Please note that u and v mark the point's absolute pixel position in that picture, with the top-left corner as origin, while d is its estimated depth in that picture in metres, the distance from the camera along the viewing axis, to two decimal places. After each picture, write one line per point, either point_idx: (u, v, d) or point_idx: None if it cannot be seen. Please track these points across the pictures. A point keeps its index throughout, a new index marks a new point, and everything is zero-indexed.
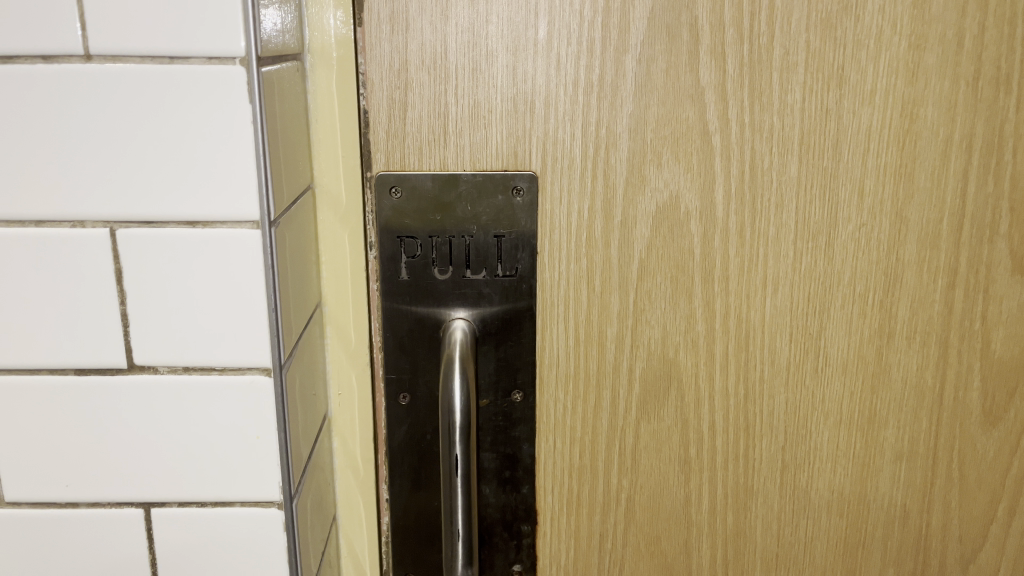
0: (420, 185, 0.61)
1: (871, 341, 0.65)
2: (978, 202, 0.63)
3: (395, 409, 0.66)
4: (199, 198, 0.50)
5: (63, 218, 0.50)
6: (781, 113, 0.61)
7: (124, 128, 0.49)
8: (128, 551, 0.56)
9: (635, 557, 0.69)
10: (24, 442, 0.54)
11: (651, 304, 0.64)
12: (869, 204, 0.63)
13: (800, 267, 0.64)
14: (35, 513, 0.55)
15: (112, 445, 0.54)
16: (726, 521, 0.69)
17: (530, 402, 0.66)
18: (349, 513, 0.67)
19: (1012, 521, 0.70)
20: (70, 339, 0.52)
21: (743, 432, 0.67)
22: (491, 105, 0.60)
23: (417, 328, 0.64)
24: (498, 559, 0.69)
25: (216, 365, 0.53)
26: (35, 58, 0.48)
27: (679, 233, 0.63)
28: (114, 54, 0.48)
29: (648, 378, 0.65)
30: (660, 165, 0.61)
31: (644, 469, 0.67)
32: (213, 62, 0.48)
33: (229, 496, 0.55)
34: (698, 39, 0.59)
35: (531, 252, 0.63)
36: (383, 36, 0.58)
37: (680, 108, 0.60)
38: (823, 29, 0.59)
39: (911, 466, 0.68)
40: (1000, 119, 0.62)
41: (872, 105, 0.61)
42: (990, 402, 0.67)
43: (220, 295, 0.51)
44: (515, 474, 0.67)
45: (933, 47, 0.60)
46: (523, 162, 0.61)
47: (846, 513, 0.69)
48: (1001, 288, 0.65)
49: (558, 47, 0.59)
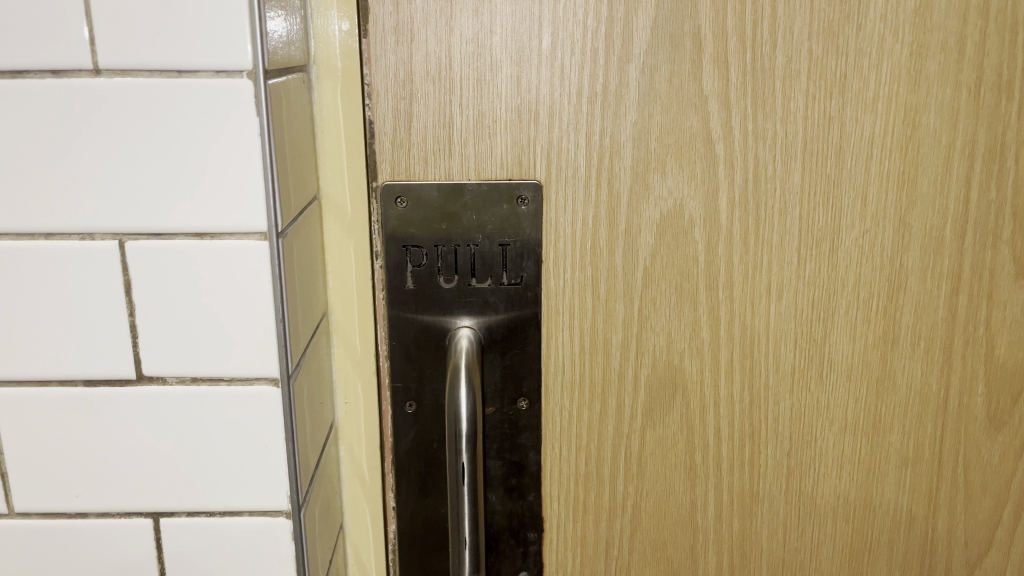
0: (425, 195, 0.62)
1: (876, 346, 0.65)
2: (981, 208, 0.63)
3: (402, 418, 0.66)
4: (207, 210, 0.50)
5: (72, 230, 0.50)
6: (784, 121, 0.61)
7: (132, 141, 0.49)
8: (136, 560, 0.56)
9: (641, 563, 0.69)
10: (33, 453, 0.54)
11: (655, 312, 0.64)
12: (872, 211, 0.63)
13: (804, 273, 0.64)
14: (44, 522, 0.55)
15: (119, 455, 0.54)
16: (732, 526, 0.69)
17: (536, 409, 0.66)
18: (356, 522, 0.67)
19: (1017, 526, 0.70)
20: (80, 350, 0.52)
21: (748, 438, 0.67)
22: (496, 114, 0.60)
23: (424, 337, 0.65)
24: (505, 566, 0.69)
25: (225, 375, 0.53)
26: (45, 73, 0.48)
27: (683, 240, 0.63)
28: (124, 68, 0.48)
29: (653, 385, 0.66)
30: (664, 173, 0.62)
31: (650, 475, 0.67)
32: (220, 75, 0.48)
33: (237, 505, 0.55)
34: (701, 48, 0.59)
35: (536, 261, 0.63)
36: (388, 47, 0.59)
37: (683, 117, 0.60)
38: (824, 37, 0.60)
39: (916, 471, 0.68)
40: (1002, 126, 0.62)
41: (874, 112, 0.61)
42: (994, 407, 0.67)
43: (228, 305, 0.52)
44: (521, 481, 0.67)
45: (934, 54, 0.60)
46: (528, 171, 0.61)
47: (851, 518, 0.69)
48: (1005, 293, 0.65)
49: (561, 57, 0.59)
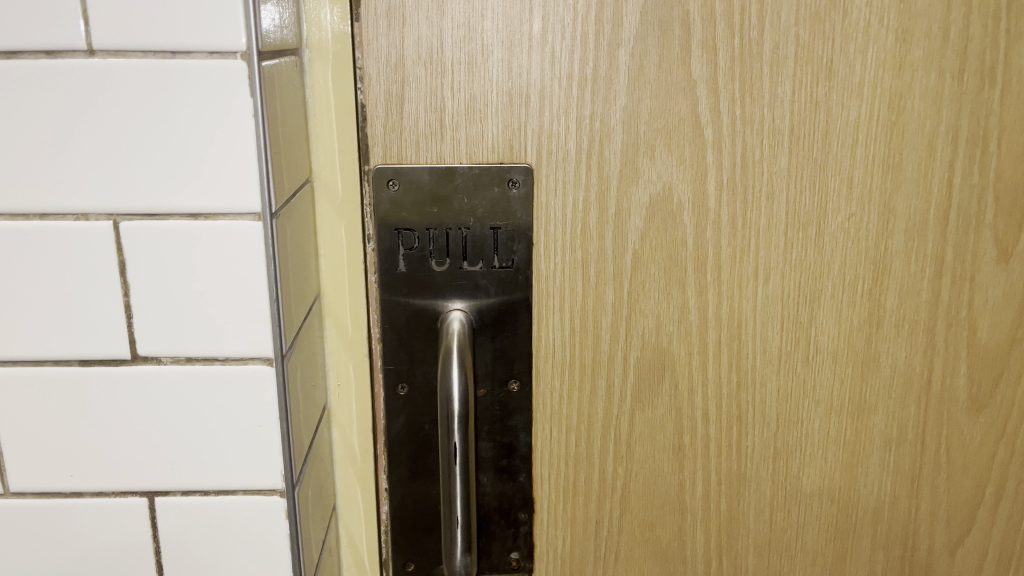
0: (417, 178, 0.62)
1: (860, 329, 0.67)
2: (964, 192, 0.64)
3: (394, 400, 0.66)
4: (199, 191, 0.50)
5: (66, 211, 0.51)
6: (772, 106, 0.62)
7: (126, 121, 0.49)
8: (130, 539, 0.57)
9: (630, 543, 0.71)
10: (28, 433, 0.54)
11: (645, 294, 0.65)
12: (858, 195, 0.64)
13: (791, 257, 0.65)
14: (39, 502, 0.56)
15: (112, 435, 0.55)
16: (719, 507, 0.70)
17: (527, 391, 0.67)
18: (348, 502, 0.68)
19: (998, 505, 0.71)
20: (74, 331, 0.53)
21: (735, 420, 0.68)
22: (487, 99, 0.61)
23: (415, 319, 0.65)
24: (495, 547, 0.70)
25: (219, 355, 0.53)
26: (39, 54, 0.48)
27: (671, 224, 0.64)
28: (117, 48, 0.48)
29: (643, 367, 0.67)
30: (653, 157, 0.62)
31: (639, 457, 0.68)
32: (214, 57, 0.49)
33: (231, 485, 0.56)
34: (690, 33, 0.60)
35: (527, 244, 0.64)
36: (380, 30, 0.59)
37: (672, 101, 0.61)
38: (811, 23, 0.60)
39: (899, 452, 0.70)
40: (984, 112, 0.63)
41: (860, 97, 0.62)
42: (976, 388, 0.69)
43: (224, 282, 0.52)
44: (511, 462, 0.68)
45: (919, 41, 0.61)
46: (519, 155, 0.62)
47: (836, 499, 0.70)
48: (986, 277, 0.66)
49: (552, 41, 0.60)
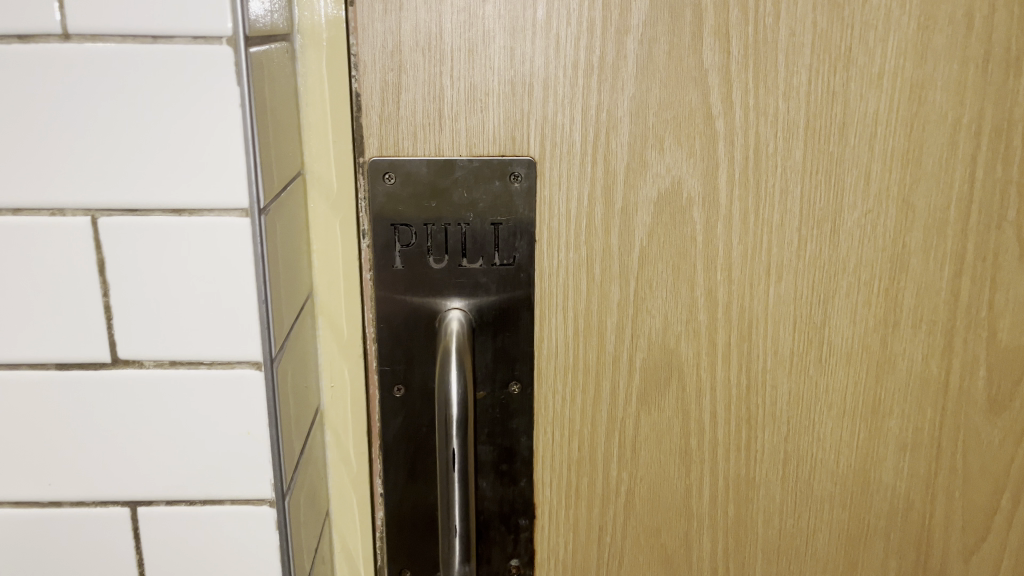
0: (414, 171, 0.59)
1: (876, 329, 0.64)
2: (986, 188, 0.62)
3: (390, 402, 0.64)
4: (183, 185, 0.48)
5: (42, 206, 0.48)
6: (787, 96, 0.59)
7: (103, 110, 0.46)
8: (113, 549, 0.54)
9: (634, 549, 0.68)
10: (4, 439, 0.51)
11: (652, 293, 0.62)
12: (875, 189, 0.61)
13: (805, 254, 0.62)
14: (16, 512, 0.53)
15: (93, 442, 0.52)
16: (727, 512, 0.68)
17: (529, 393, 0.64)
18: (343, 508, 0.66)
19: (1016, 511, 0.69)
20: (51, 332, 0.50)
21: (745, 423, 0.66)
22: (489, 88, 0.58)
23: (412, 318, 0.62)
24: (495, 553, 0.68)
25: (205, 359, 0.51)
26: (11, 38, 0.45)
27: (681, 219, 0.61)
28: (95, 33, 0.45)
29: (649, 369, 0.64)
30: (662, 149, 0.59)
31: (644, 460, 0.66)
32: (198, 42, 0.46)
33: (219, 493, 0.53)
34: (702, 20, 0.57)
35: (529, 241, 0.61)
36: (375, 15, 0.56)
37: (682, 91, 0.58)
38: (830, 9, 0.57)
39: (914, 455, 0.67)
40: (1009, 104, 0.60)
41: (879, 88, 0.59)
42: (995, 390, 0.66)
43: (210, 281, 0.49)
44: (512, 467, 0.66)
45: (942, 28, 0.58)
46: (521, 147, 0.59)
47: (848, 504, 0.68)
48: (1008, 275, 0.64)
49: (557, 27, 0.57)
